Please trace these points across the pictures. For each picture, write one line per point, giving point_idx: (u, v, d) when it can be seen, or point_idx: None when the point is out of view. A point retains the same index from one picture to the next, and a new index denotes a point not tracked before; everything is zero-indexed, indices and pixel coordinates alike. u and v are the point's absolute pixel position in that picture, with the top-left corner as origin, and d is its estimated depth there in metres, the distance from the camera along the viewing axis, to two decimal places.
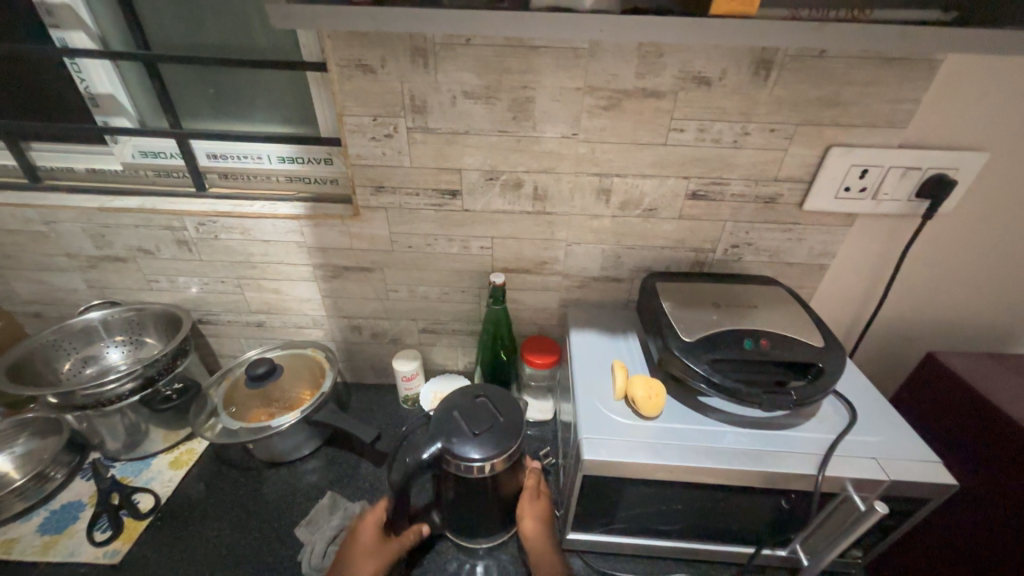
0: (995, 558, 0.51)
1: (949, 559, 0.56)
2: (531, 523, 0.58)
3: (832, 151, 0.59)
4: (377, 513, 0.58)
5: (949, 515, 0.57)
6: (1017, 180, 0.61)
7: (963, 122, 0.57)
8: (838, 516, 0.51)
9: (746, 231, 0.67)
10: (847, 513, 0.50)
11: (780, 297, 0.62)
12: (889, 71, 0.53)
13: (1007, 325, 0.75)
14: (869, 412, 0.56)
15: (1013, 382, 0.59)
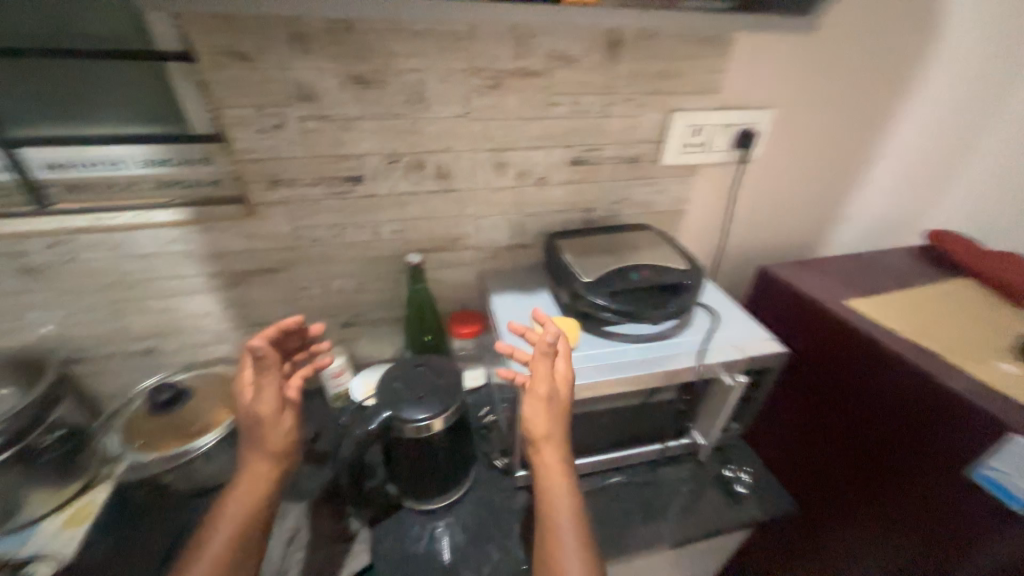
0: (824, 400, 0.73)
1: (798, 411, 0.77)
2: (542, 426, 0.57)
3: (674, 115, 0.73)
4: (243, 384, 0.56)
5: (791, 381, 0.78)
6: (796, 128, 0.82)
7: (757, 86, 0.75)
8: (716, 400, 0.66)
9: (622, 188, 0.80)
10: (721, 394, 0.65)
11: (654, 238, 0.76)
12: (702, 48, 0.68)
13: (805, 239, 1.00)
14: (727, 313, 0.71)
15: (814, 277, 0.81)
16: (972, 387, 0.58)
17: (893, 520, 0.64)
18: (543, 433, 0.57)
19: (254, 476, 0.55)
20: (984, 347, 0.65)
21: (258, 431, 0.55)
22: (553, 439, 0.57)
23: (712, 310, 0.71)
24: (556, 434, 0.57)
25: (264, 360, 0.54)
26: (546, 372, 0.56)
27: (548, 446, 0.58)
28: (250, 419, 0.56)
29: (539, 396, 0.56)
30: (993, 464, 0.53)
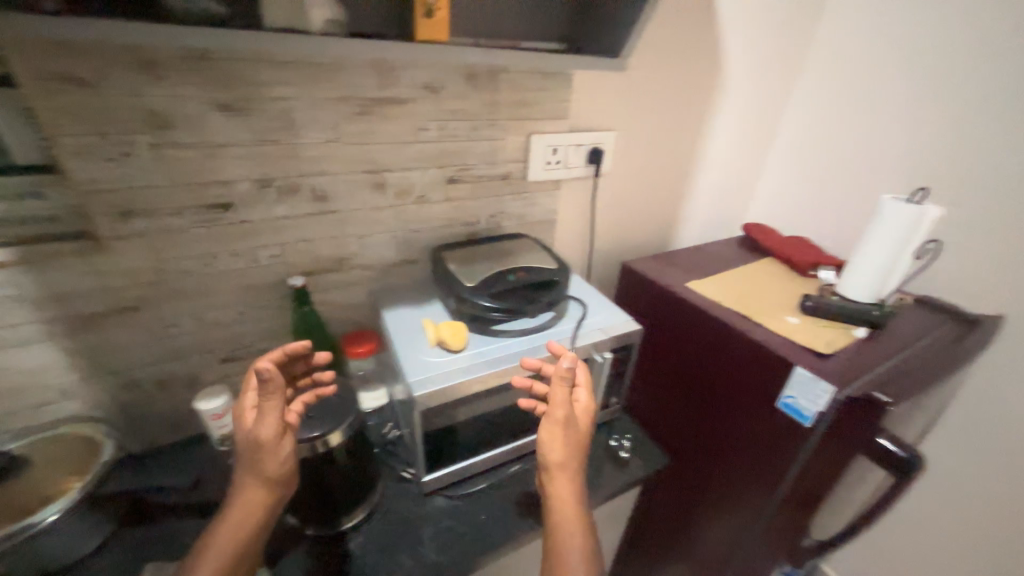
0: (682, 367, 0.89)
1: (667, 380, 0.93)
2: (560, 455, 0.60)
3: (533, 138, 0.84)
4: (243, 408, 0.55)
5: (660, 355, 0.93)
6: (635, 147, 0.99)
7: (598, 113, 0.90)
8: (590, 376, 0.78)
9: (498, 202, 0.89)
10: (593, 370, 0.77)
11: (530, 244, 0.85)
12: (547, 81, 0.80)
13: (658, 238, 1.19)
14: (595, 301, 0.83)
15: (662, 268, 0.98)
16: (767, 335, 0.76)
17: (742, 455, 0.80)
18: (559, 464, 0.60)
19: (247, 504, 0.53)
20: (777, 304, 0.85)
21: (254, 458, 0.52)
22: (568, 470, 0.60)
23: (582, 301, 0.82)
24: (572, 465, 0.60)
25: (268, 383, 0.51)
26: (564, 402, 0.60)
27: (562, 479, 0.60)
28: (246, 443, 0.53)
29: (557, 423, 0.60)
30: (789, 390, 0.70)
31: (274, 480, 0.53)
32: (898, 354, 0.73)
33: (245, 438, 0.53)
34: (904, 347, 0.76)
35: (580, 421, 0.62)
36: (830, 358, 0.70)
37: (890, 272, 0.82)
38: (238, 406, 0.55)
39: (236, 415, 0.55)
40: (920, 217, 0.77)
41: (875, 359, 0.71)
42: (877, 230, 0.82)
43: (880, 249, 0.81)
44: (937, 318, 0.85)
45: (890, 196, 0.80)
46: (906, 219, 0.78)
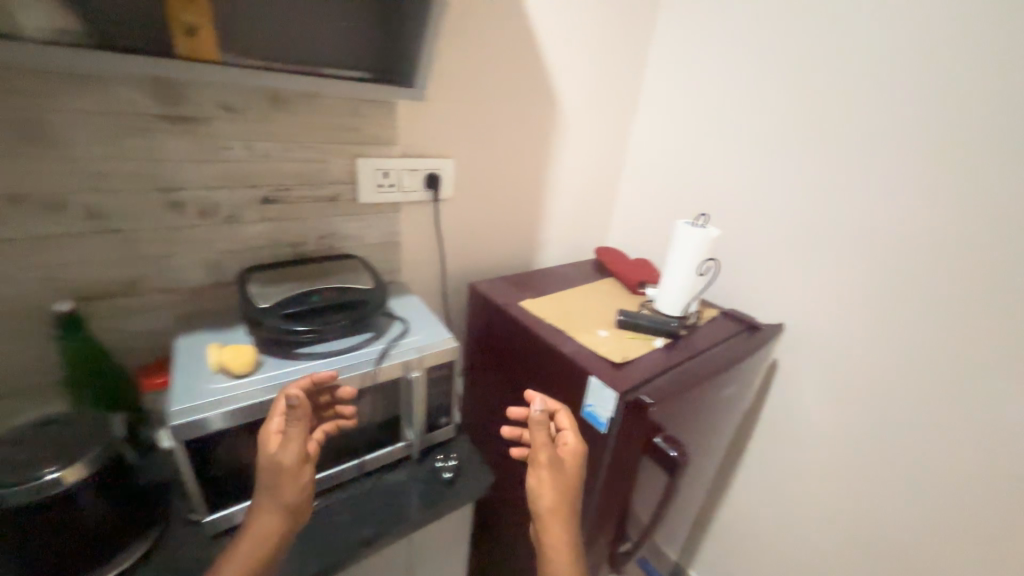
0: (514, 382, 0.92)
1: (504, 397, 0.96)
2: (549, 500, 0.62)
3: (357, 161, 0.86)
4: (262, 437, 0.60)
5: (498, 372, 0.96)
6: (477, 173, 1.05)
7: (431, 140, 0.94)
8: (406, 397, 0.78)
9: (327, 223, 0.88)
10: (406, 390, 0.77)
11: (356, 264, 0.84)
12: (365, 107, 0.83)
13: (517, 260, 1.25)
14: (418, 323, 0.84)
15: (502, 289, 1.03)
16: (575, 348, 0.81)
17: None
18: (551, 509, 0.62)
19: (261, 530, 0.58)
20: (596, 320, 0.91)
21: (277, 480, 0.59)
22: (561, 515, 0.62)
23: (405, 322, 0.82)
24: (567, 510, 0.62)
25: (297, 408, 0.59)
26: (546, 448, 0.64)
27: (556, 524, 0.61)
28: (269, 469, 0.59)
29: (542, 466, 0.63)
30: (588, 399, 0.74)
31: (292, 502, 0.60)
32: (686, 362, 0.81)
33: (268, 458, 0.59)
34: (693, 356, 0.84)
35: (567, 466, 0.64)
36: (624, 367, 0.76)
37: (693, 285, 0.91)
38: (262, 430, 0.61)
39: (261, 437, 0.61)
40: (704, 237, 0.88)
41: (661, 366, 0.78)
42: (676, 252, 0.91)
43: (682, 268, 0.90)
44: (733, 329, 0.96)
45: (679, 221, 0.91)
46: (694, 239, 0.88)
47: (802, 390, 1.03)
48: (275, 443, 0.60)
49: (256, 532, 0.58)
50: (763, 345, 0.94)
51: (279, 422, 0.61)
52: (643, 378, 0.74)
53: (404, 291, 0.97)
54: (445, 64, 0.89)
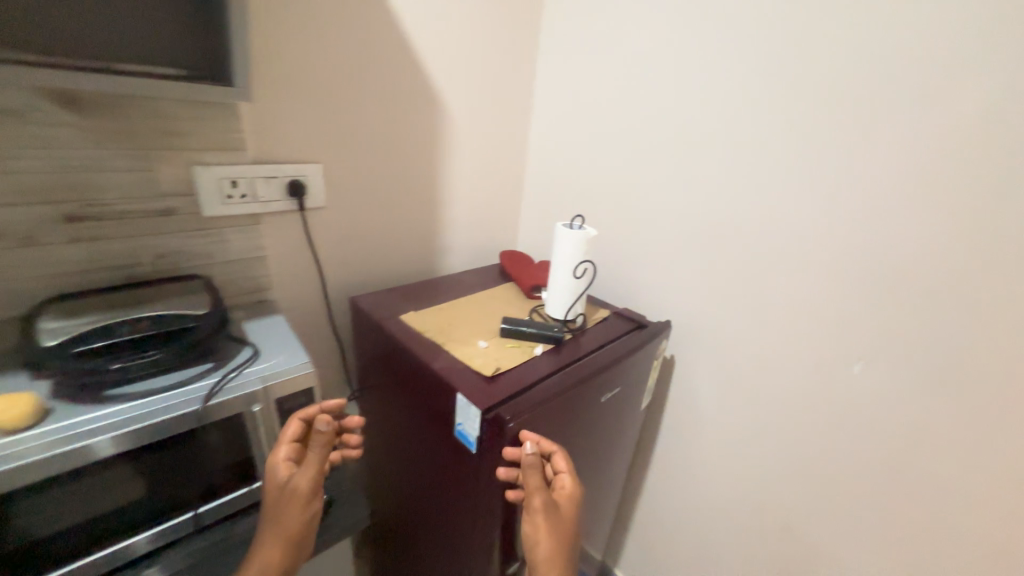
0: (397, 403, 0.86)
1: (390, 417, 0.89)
2: (545, 547, 0.64)
3: (194, 169, 0.76)
4: (277, 466, 0.65)
5: (383, 392, 0.90)
6: (351, 179, 0.98)
7: (289, 145, 0.87)
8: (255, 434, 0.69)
9: (167, 241, 0.78)
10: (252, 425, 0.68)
11: (196, 285, 0.76)
12: (200, 109, 0.74)
13: (415, 270, 1.19)
14: (271, 348, 0.76)
15: (387, 301, 0.97)
16: (450, 363, 0.76)
17: (446, 489, 0.78)
18: (545, 557, 0.64)
19: (264, 555, 0.62)
20: (480, 330, 0.88)
21: (287, 507, 0.64)
22: (557, 564, 0.64)
23: (254, 349, 0.74)
24: (561, 552, 0.64)
25: (320, 437, 0.66)
26: (542, 492, 0.63)
27: (552, 571, 0.64)
28: (280, 495, 0.64)
29: (537, 510, 0.64)
30: (458, 419, 0.70)
31: (296, 530, 0.64)
32: (563, 368, 0.79)
33: (280, 484, 0.64)
34: (575, 362, 0.82)
35: (562, 509, 0.66)
36: (495, 381, 0.72)
37: (574, 287, 0.90)
38: (271, 458, 0.66)
39: (270, 466, 0.65)
40: (580, 239, 0.86)
41: (535, 378, 0.74)
42: (556, 253, 0.90)
43: (562, 269, 0.89)
44: (622, 328, 0.95)
45: (559, 222, 0.89)
46: (571, 241, 0.87)
47: (697, 378, 1.07)
48: (287, 471, 0.65)
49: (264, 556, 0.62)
50: (653, 342, 0.94)
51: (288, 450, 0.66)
52: (511, 392, 0.70)
53: (271, 311, 0.88)
54: (300, 63, 0.83)
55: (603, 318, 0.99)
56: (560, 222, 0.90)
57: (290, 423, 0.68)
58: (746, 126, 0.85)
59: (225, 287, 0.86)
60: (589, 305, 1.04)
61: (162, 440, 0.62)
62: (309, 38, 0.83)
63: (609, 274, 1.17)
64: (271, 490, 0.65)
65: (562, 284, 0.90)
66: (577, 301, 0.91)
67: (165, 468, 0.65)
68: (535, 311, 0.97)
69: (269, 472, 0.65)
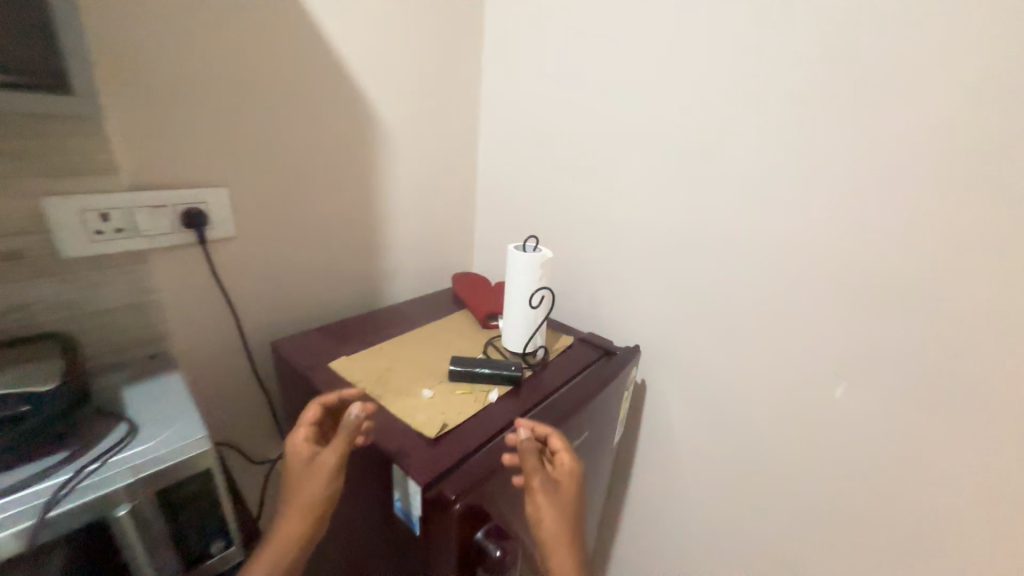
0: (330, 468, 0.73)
1: None
2: (550, 526, 0.60)
3: (44, 201, 0.60)
4: (302, 444, 0.61)
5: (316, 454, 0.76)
6: (268, 203, 0.85)
7: (182, 167, 0.72)
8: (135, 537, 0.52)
9: (13, 292, 0.61)
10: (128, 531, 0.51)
11: (51, 348, 0.59)
12: (49, 125, 0.59)
13: (356, 299, 1.05)
14: (154, 422, 0.60)
15: (317, 344, 0.83)
16: (387, 421, 0.64)
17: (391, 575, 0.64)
18: (550, 535, 0.60)
19: (288, 529, 0.60)
20: (426, 374, 0.76)
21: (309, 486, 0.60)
22: (563, 542, 0.60)
23: (133, 426, 0.58)
24: (565, 532, 0.60)
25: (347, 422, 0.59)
26: (540, 474, 0.58)
27: (559, 548, 0.60)
28: (302, 474, 0.60)
29: (535, 493, 0.59)
30: (398, 493, 0.58)
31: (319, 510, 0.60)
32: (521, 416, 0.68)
33: (295, 470, 0.60)
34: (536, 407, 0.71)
35: (564, 487, 0.60)
36: (439, 443, 0.60)
37: (533, 316, 0.79)
38: (288, 442, 0.62)
39: (288, 449, 0.62)
40: (536, 263, 0.76)
41: (487, 434, 0.63)
42: (510, 279, 0.79)
43: (517, 297, 0.79)
44: (587, 357, 0.86)
45: (511, 244, 0.78)
46: (525, 266, 0.76)
47: (671, 404, 0.98)
48: (302, 458, 0.61)
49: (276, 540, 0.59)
50: (623, 372, 0.84)
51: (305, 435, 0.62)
52: (458, 457, 0.58)
53: (167, 367, 0.72)
54: (188, 70, 0.70)
55: (568, 347, 0.89)
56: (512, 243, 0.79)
57: (312, 406, 0.64)
58: (706, 131, 0.79)
59: (104, 342, 0.70)
60: (551, 332, 0.94)
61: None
62: (199, 38, 0.69)
63: (571, 293, 1.08)
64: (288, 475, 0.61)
65: (519, 314, 0.80)
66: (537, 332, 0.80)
67: None
68: (491, 343, 0.86)
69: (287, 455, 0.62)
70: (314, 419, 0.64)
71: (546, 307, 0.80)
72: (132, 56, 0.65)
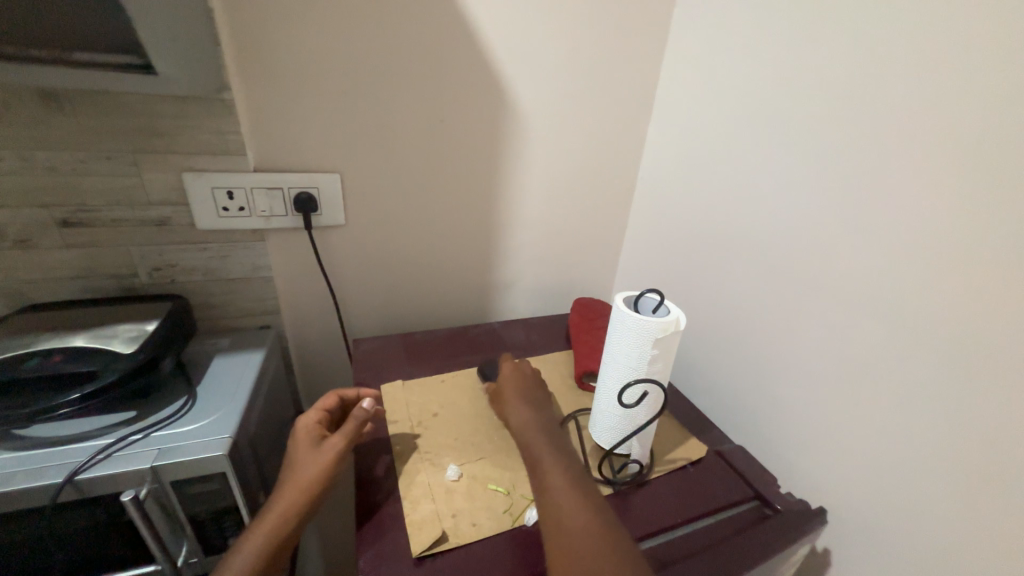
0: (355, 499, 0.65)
1: None
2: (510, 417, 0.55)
3: (184, 175, 0.64)
4: (306, 422, 0.55)
5: None
6: (380, 196, 0.79)
7: (301, 151, 0.71)
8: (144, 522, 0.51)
9: (161, 254, 0.68)
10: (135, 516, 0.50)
11: (161, 309, 0.65)
12: (191, 107, 0.61)
13: (465, 310, 0.96)
14: (209, 401, 0.61)
15: (390, 353, 0.75)
16: (384, 497, 0.50)
17: None
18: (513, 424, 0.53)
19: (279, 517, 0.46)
20: (470, 436, 0.58)
21: (310, 461, 0.50)
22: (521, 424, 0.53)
23: (190, 399, 0.60)
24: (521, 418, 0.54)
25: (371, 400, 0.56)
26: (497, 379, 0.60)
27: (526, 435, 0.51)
28: (301, 450, 0.51)
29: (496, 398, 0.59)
30: None
31: (312, 501, 0.48)
32: None
33: (301, 446, 0.52)
34: None
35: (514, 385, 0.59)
36: (432, 563, 0.44)
37: (628, 412, 0.52)
38: (297, 424, 0.55)
39: (295, 430, 0.54)
40: (645, 338, 0.47)
41: None
42: (608, 347, 0.52)
43: (609, 376, 0.52)
44: (717, 498, 0.54)
45: (621, 296, 0.51)
46: (627, 337, 0.48)
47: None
48: (310, 438, 0.53)
49: (269, 526, 0.45)
50: (775, 551, 0.49)
51: (317, 417, 0.56)
52: None
53: (262, 343, 0.75)
54: (313, 51, 0.65)
55: (687, 467, 0.58)
56: (623, 295, 0.52)
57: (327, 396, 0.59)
58: None
59: (226, 307, 0.76)
60: (673, 429, 0.64)
61: (14, 515, 0.48)
62: (329, 16, 0.64)
63: (735, 367, 0.74)
64: (287, 459, 0.51)
65: (609, 400, 0.53)
66: (629, 437, 0.52)
67: (41, 545, 0.51)
68: (574, 417, 0.62)
69: (293, 438, 0.53)
70: (328, 407, 0.58)
71: (651, 404, 0.51)
72: (266, 38, 0.62)
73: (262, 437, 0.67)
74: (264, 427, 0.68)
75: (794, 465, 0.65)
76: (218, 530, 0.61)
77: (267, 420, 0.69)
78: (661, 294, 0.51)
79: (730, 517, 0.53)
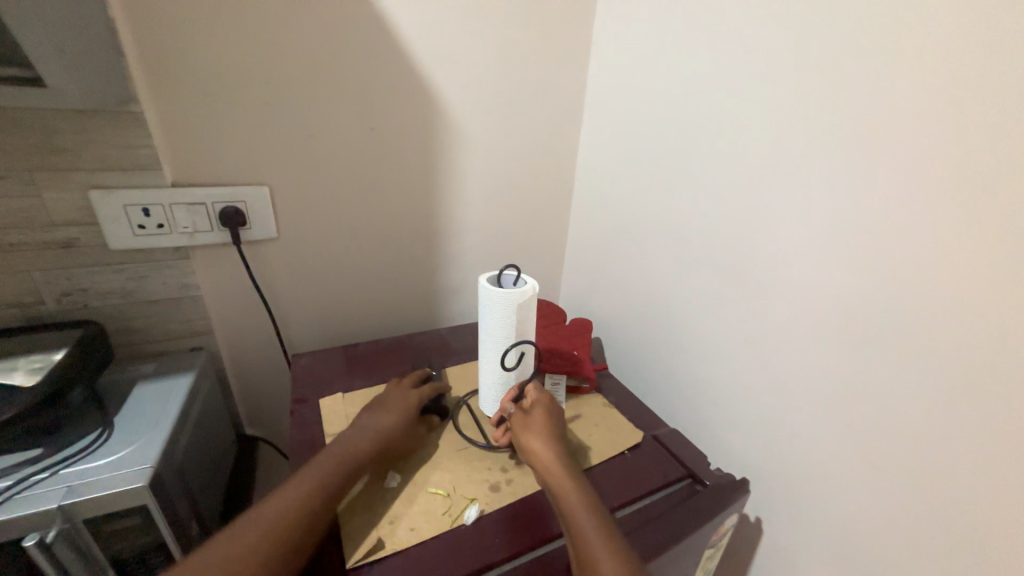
0: None
1: None
2: (547, 454, 0.51)
3: (91, 194, 0.61)
4: (422, 396, 0.61)
5: None
6: (318, 206, 0.78)
7: (226, 165, 0.69)
8: (53, 566, 0.47)
9: (69, 278, 0.64)
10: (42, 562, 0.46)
11: (71, 337, 0.61)
12: (94, 121, 0.57)
13: (417, 317, 0.96)
14: (131, 430, 0.57)
15: (333, 366, 0.73)
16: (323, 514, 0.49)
17: None
18: (550, 460, 0.50)
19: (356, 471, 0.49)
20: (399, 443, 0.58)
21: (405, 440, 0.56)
22: (562, 462, 0.50)
23: (106, 430, 0.57)
24: (556, 455, 0.51)
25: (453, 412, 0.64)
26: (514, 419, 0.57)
27: (556, 466, 0.50)
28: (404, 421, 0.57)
29: (522, 430, 0.55)
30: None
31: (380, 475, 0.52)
32: (507, 564, 0.45)
33: (397, 425, 0.55)
34: (530, 554, 0.46)
35: (535, 415, 0.56)
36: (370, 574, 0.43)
37: (510, 374, 0.59)
38: (407, 395, 0.60)
39: (402, 400, 0.59)
40: (517, 305, 0.55)
41: None
42: (481, 322, 0.58)
43: (489, 347, 0.58)
44: (659, 478, 0.57)
45: (484, 274, 0.58)
46: (496, 307, 0.55)
47: (811, 560, 0.63)
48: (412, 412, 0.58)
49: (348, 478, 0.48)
50: (706, 522, 0.52)
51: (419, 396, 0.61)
52: None
53: (192, 365, 0.71)
54: (228, 58, 0.63)
55: (626, 453, 0.61)
56: (487, 275, 0.59)
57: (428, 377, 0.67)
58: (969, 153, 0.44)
59: (150, 331, 0.72)
60: (616, 419, 0.67)
61: None
62: (245, 27, 0.63)
63: (676, 352, 0.79)
64: (386, 418, 0.56)
65: (492, 368, 0.59)
66: (512, 387, 0.60)
67: None
68: (465, 401, 0.66)
69: (398, 405, 0.58)
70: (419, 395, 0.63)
71: (528, 361, 0.61)
72: (178, 48, 0.60)
73: (194, 465, 0.63)
74: (196, 454, 0.64)
75: (734, 437, 0.71)
76: (145, 565, 0.57)
77: (199, 446, 0.66)
78: (519, 270, 0.59)
79: (669, 494, 0.56)
